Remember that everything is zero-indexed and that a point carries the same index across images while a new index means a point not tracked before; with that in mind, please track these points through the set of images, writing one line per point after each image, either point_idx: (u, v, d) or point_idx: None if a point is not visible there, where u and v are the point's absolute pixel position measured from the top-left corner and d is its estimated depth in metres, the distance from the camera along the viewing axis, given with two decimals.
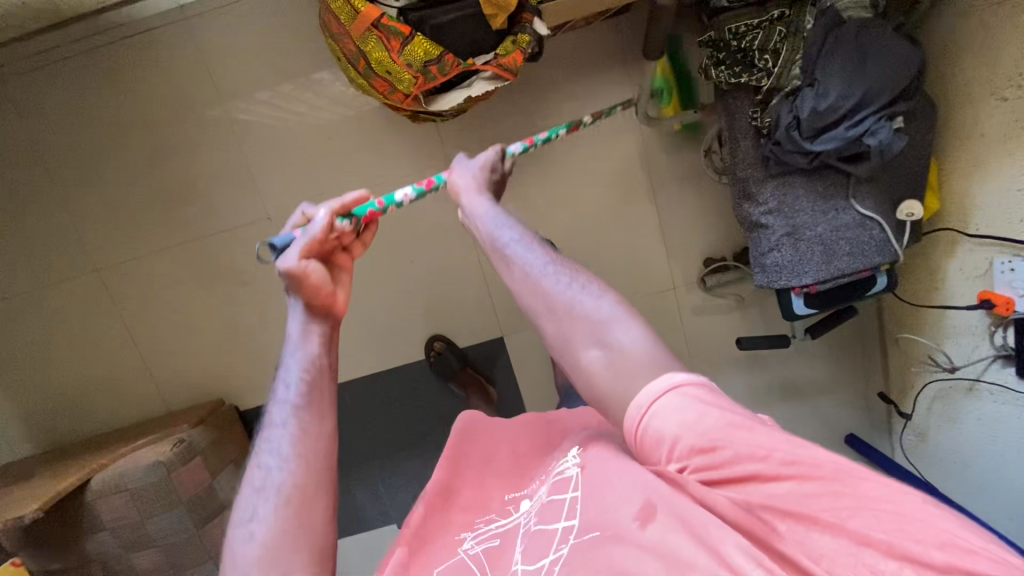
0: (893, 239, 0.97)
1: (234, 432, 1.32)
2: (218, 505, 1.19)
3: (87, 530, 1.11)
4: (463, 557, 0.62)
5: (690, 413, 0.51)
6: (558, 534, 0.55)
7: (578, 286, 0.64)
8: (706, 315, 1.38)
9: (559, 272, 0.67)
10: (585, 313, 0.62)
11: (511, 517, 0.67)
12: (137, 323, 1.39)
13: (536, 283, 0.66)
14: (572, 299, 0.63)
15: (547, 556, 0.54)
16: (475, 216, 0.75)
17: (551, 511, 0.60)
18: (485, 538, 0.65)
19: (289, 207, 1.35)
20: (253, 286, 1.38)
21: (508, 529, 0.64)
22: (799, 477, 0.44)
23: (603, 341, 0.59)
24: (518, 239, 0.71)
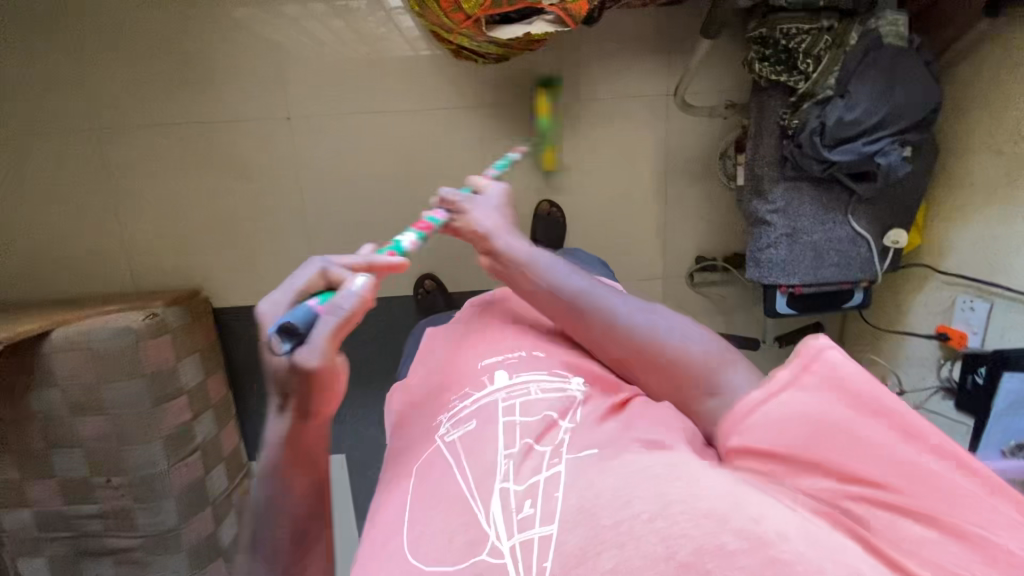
0: (877, 260, 1.06)
1: (207, 324, 1.29)
2: (176, 388, 1.16)
3: (36, 384, 1.06)
4: (441, 443, 0.70)
5: (779, 407, 0.51)
6: (551, 453, 0.62)
7: (686, 334, 0.74)
8: (688, 308, 1.45)
9: (654, 310, 0.78)
10: (697, 357, 0.71)
11: (484, 391, 0.75)
12: (125, 197, 1.34)
13: (652, 331, 0.75)
14: (662, 338, 0.74)
15: (540, 473, 0.59)
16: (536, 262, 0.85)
17: (540, 424, 0.67)
18: (460, 421, 0.72)
19: (309, 113, 1.32)
20: (255, 186, 1.35)
21: (480, 410, 0.72)
22: (890, 456, 0.44)
23: (716, 387, 0.69)
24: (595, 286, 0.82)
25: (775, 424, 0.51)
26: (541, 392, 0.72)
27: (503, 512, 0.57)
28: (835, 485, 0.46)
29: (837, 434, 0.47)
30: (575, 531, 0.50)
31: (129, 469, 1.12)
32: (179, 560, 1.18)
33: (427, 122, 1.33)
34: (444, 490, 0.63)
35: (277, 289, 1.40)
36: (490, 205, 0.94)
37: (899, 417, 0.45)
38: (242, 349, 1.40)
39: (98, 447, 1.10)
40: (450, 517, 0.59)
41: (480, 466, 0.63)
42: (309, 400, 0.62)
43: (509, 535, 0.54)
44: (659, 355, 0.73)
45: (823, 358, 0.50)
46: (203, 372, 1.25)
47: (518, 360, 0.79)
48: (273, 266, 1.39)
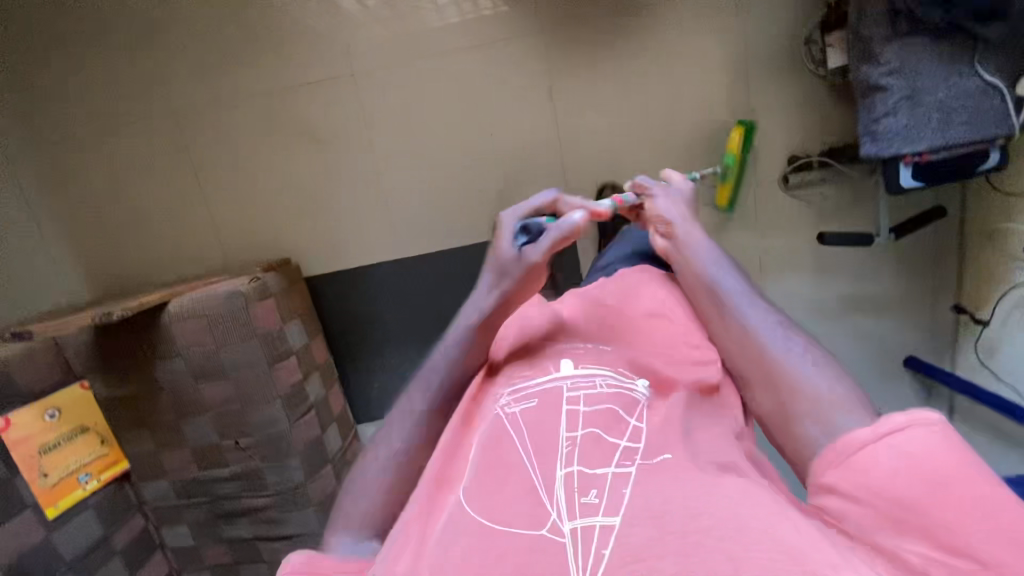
0: (1014, 112, 0.94)
1: (301, 290, 1.31)
2: (286, 348, 1.18)
3: (159, 355, 1.10)
4: (500, 415, 0.59)
5: (880, 459, 0.45)
6: (619, 451, 0.55)
7: (814, 364, 0.58)
8: (784, 216, 1.35)
9: (781, 333, 0.62)
10: (809, 392, 0.56)
11: (551, 376, 0.62)
12: (208, 177, 1.38)
13: (768, 355, 0.60)
14: (778, 356, 0.60)
15: (609, 466, 0.53)
16: (697, 254, 0.72)
17: (608, 414, 0.58)
18: (522, 397, 0.61)
19: (371, 64, 1.32)
20: (326, 147, 1.36)
21: (547, 393, 0.60)
22: (990, 534, 0.39)
23: (827, 424, 0.53)
24: (743, 295, 0.67)
25: (870, 466, 0.45)
26: (611, 384, 0.61)
27: (566, 494, 0.51)
28: (935, 552, 0.40)
29: (951, 495, 0.41)
30: (641, 528, 0.46)
31: (254, 430, 1.16)
32: (309, 515, 1.22)
33: (487, 56, 1.30)
34: (500, 466, 0.55)
35: (360, 250, 1.41)
36: (677, 195, 0.81)
37: (1003, 508, 0.40)
38: (333, 314, 1.42)
39: (223, 410, 1.14)
40: (509, 488, 0.53)
41: (541, 447, 0.56)
42: (520, 290, 0.75)
43: (572, 516, 0.49)
44: (771, 381, 0.59)
45: (908, 427, 0.45)
46: (306, 335, 1.27)
47: (584, 348, 0.67)
48: (355, 226, 1.40)
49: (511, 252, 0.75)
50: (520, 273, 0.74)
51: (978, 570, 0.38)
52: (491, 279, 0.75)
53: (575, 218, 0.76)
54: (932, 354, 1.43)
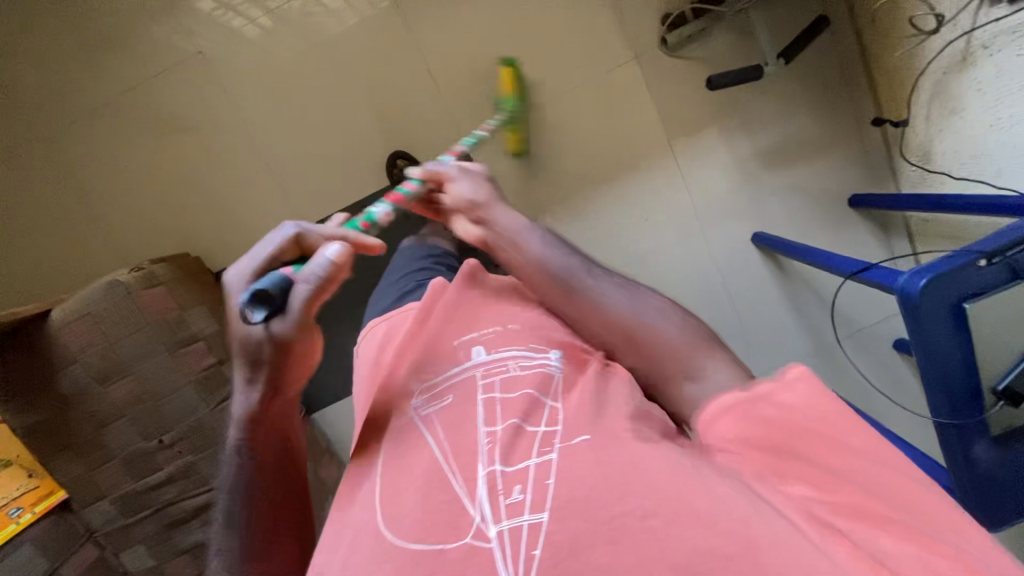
0: None
1: (204, 279, 1.27)
2: (189, 333, 1.13)
3: (58, 367, 1.07)
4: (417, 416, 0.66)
5: (767, 407, 0.53)
6: (538, 439, 0.59)
7: (664, 317, 0.70)
8: (675, 79, 1.30)
9: (643, 304, 0.72)
10: (673, 348, 0.67)
11: (464, 365, 0.69)
12: (89, 194, 1.34)
13: (627, 317, 0.71)
14: (641, 320, 0.70)
15: (531, 458, 0.57)
16: (541, 246, 0.78)
17: (519, 401, 0.63)
18: (437, 394, 0.68)
19: (225, 42, 1.31)
20: (202, 134, 1.34)
21: (461, 386, 0.67)
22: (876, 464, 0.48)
23: (695, 376, 0.65)
24: (580, 266, 0.77)
25: (754, 431, 0.53)
26: (523, 363, 0.67)
27: (491, 496, 0.55)
28: (813, 494, 0.48)
29: (841, 433, 0.50)
30: (566, 523, 0.50)
31: (176, 422, 1.11)
32: None
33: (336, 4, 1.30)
34: (434, 476, 0.58)
35: (264, 228, 1.37)
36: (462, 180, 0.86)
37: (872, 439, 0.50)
38: None
39: (137, 410, 1.10)
40: (435, 492, 0.57)
41: (462, 444, 0.60)
42: (283, 373, 0.68)
43: (498, 520, 0.53)
44: (636, 346, 0.69)
45: (796, 380, 0.54)
46: (217, 321, 1.22)
47: (495, 334, 0.72)
48: (252, 208, 1.37)
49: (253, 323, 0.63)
50: (267, 349, 0.64)
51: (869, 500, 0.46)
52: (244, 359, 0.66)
53: (325, 256, 0.61)
54: (876, 185, 1.33)
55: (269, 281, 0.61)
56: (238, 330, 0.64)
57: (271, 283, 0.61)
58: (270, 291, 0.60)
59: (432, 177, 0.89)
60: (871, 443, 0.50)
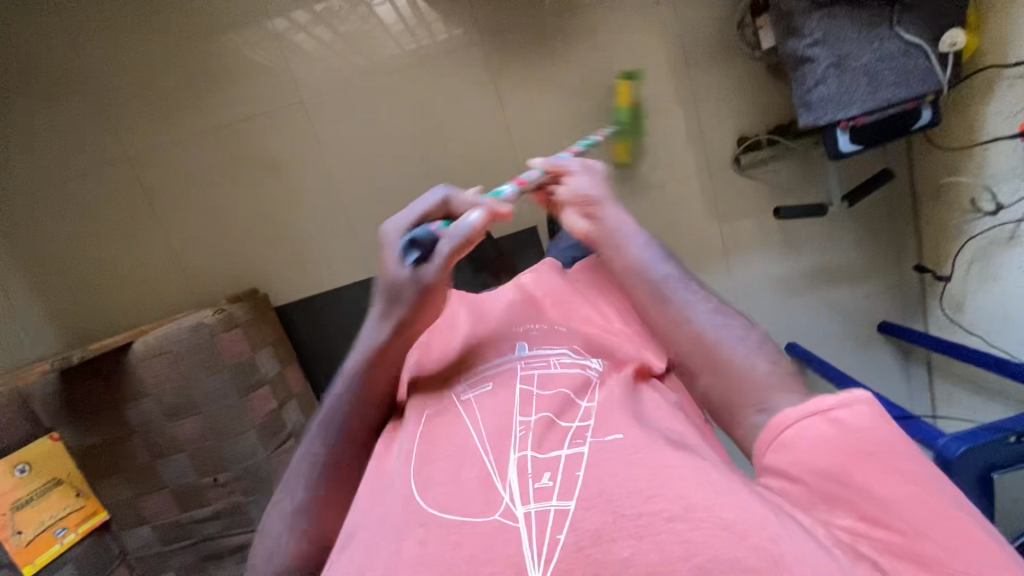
0: (939, 69, 0.98)
1: (270, 317, 1.31)
2: (258, 378, 1.17)
3: (129, 397, 1.10)
4: (458, 402, 0.65)
5: (817, 429, 0.48)
6: (570, 432, 0.58)
7: (755, 344, 0.62)
8: (739, 197, 1.39)
9: (714, 307, 0.67)
10: (757, 373, 0.59)
11: (506, 358, 0.70)
12: (166, 215, 1.38)
13: (713, 341, 0.63)
14: (717, 337, 0.64)
15: (561, 448, 0.56)
16: (629, 245, 0.75)
17: (555, 394, 0.63)
18: (478, 383, 0.67)
19: (320, 91, 1.34)
20: (285, 175, 1.37)
21: (501, 373, 0.67)
22: (916, 490, 0.44)
23: (767, 407, 0.56)
24: (672, 276, 0.71)
25: (808, 454, 0.48)
26: (562, 364, 0.67)
27: (519, 479, 0.53)
28: (857, 527, 0.45)
29: (873, 463, 0.46)
30: (594, 514, 0.48)
31: (232, 463, 1.14)
32: None
33: (435, 72, 1.33)
34: (459, 456, 0.58)
35: (330, 273, 1.42)
36: (587, 179, 0.85)
37: (910, 469, 0.45)
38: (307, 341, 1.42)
39: (198, 447, 1.13)
40: (467, 469, 0.56)
41: (497, 427, 0.60)
42: (415, 313, 0.70)
43: (524, 502, 0.51)
44: (716, 368, 0.62)
45: (849, 404, 0.49)
46: (280, 364, 1.26)
47: (538, 331, 0.74)
48: (321, 250, 1.41)
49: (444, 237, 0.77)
50: (410, 298, 0.69)
51: (898, 529, 0.43)
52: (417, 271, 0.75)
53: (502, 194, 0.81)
54: (905, 316, 1.44)
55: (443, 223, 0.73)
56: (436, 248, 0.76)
57: (422, 231, 0.69)
58: (424, 238, 0.69)
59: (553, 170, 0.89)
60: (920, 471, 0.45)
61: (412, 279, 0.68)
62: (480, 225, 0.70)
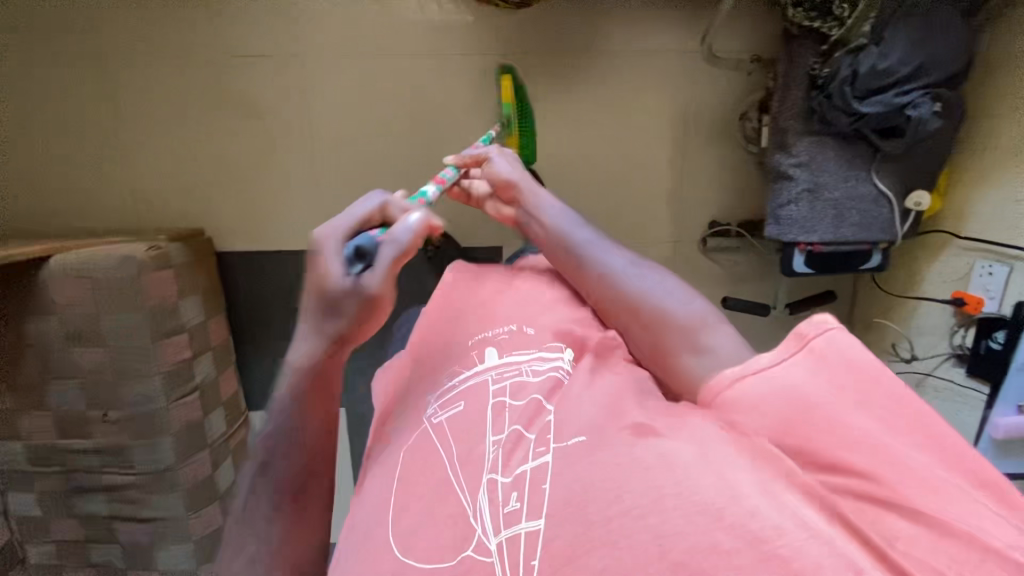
0: (898, 221, 1.05)
1: (208, 264, 1.26)
2: (177, 324, 1.13)
3: (32, 312, 1.03)
4: (430, 425, 0.68)
5: (761, 391, 0.56)
6: (534, 443, 0.60)
7: (670, 294, 0.73)
8: (697, 276, 1.42)
9: (642, 267, 0.79)
10: (681, 319, 0.70)
11: (475, 371, 0.72)
12: (126, 129, 1.30)
13: (640, 298, 0.74)
14: (659, 299, 0.72)
15: (528, 461, 0.59)
16: (542, 212, 0.89)
17: (514, 408, 0.65)
18: (450, 403, 0.70)
19: (323, 52, 1.29)
20: (264, 126, 1.32)
21: (469, 393, 0.69)
22: (869, 443, 0.49)
23: (700, 347, 0.67)
24: (598, 241, 0.83)
25: (763, 413, 0.55)
26: (528, 371, 0.70)
27: (489, 505, 0.57)
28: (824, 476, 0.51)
29: (819, 415, 0.52)
30: (563, 532, 0.51)
31: (128, 403, 1.10)
32: (175, 499, 1.18)
33: (442, 71, 1.31)
34: (434, 475, 0.62)
35: (283, 235, 1.39)
36: (507, 164, 0.97)
37: (861, 401, 0.52)
38: (246, 294, 1.40)
39: (95, 379, 1.08)
40: (441, 505, 0.59)
41: (466, 452, 0.63)
42: (359, 327, 0.66)
43: (496, 530, 0.54)
44: (650, 321, 0.72)
45: (795, 356, 0.56)
46: (204, 313, 1.22)
47: (508, 336, 0.76)
48: (281, 210, 1.38)
49: (344, 283, 0.61)
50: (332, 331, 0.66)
51: (845, 467, 0.49)
52: (315, 324, 0.66)
53: (412, 222, 0.65)
54: None
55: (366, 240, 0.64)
56: (320, 281, 0.61)
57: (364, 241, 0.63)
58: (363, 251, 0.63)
59: (468, 162, 1.00)
60: (875, 398, 0.52)
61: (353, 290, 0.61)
62: (419, 229, 0.66)
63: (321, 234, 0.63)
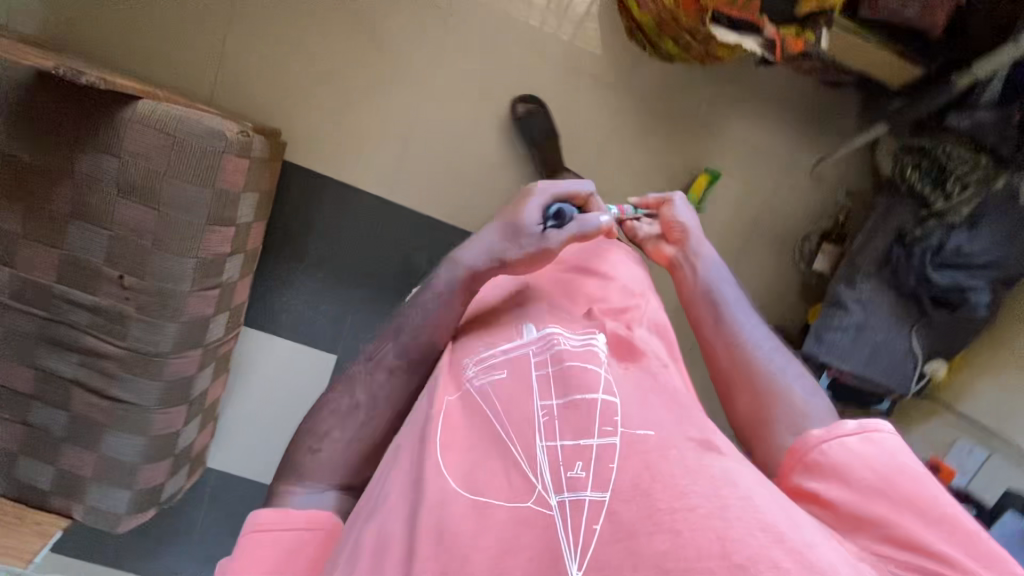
0: (915, 380, 1.15)
1: (275, 167, 1.20)
2: (230, 216, 1.05)
3: (97, 146, 0.96)
4: (473, 389, 0.73)
5: (830, 456, 0.64)
6: (593, 415, 0.67)
7: (788, 367, 0.79)
8: None
9: (758, 323, 0.86)
10: (797, 400, 0.75)
11: (516, 344, 0.77)
12: (247, 3, 1.24)
13: (766, 366, 0.79)
14: (776, 375, 0.78)
15: (592, 438, 0.65)
16: (700, 263, 0.93)
17: (557, 375, 0.72)
18: (486, 369, 0.75)
19: (470, 18, 1.30)
20: (383, 59, 1.30)
21: (512, 363, 0.75)
22: (918, 519, 0.58)
23: (800, 430, 0.71)
24: (740, 303, 0.89)
25: (832, 485, 0.62)
26: (571, 344, 0.77)
27: (552, 468, 0.63)
28: (878, 543, 0.58)
29: (880, 488, 0.60)
30: (631, 506, 0.58)
31: (148, 274, 1.02)
32: (150, 388, 1.08)
33: (569, 84, 1.34)
34: (490, 441, 0.67)
35: (352, 168, 1.35)
36: (684, 208, 1.00)
37: (903, 481, 0.61)
38: (292, 212, 1.35)
39: (127, 239, 1.00)
40: (494, 463, 0.65)
41: (522, 417, 0.68)
42: (525, 263, 0.84)
43: (557, 492, 0.61)
44: (763, 386, 0.77)
45: (850, 434, 0.65)
46: (254, 214, 1.15)
47: (540, 320, 0.81)
48: (362, 144, 1.34)
49: (535, 229, 0.84)
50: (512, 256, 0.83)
51: (898, 534, 0.57)
52: (501, 241, 0.84)
53: (603, 220, 0.86)
54: None
55: (566, 210, 0.87)
56: (519, 218, 0.84)
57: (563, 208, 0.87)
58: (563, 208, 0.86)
59: (651, 207, 1.05)
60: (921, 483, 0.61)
61: (538, 240, 0.83)
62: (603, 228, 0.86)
63: (540, 188, 0.89)
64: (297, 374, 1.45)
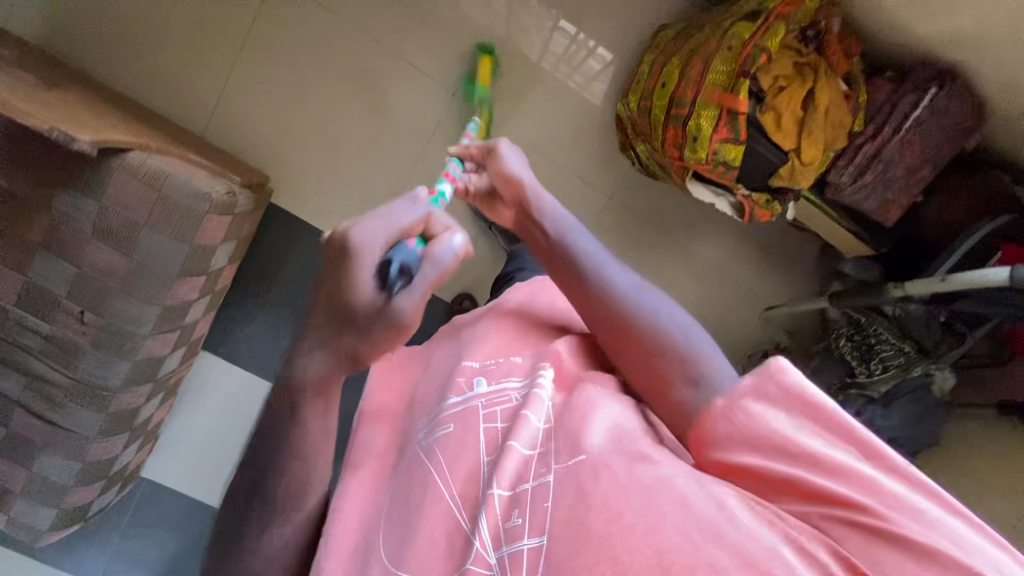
0: None
1: (257, 216, 1.22)
2: (205, 266, 1.08)
3: (79, 187, 0.96)
4: (423, 448, 0.68)
5: (749, 415, 0.53)
6: (535, 464, 0.60)
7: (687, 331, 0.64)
8: None
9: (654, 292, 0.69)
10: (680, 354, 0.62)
11: (468, 392, 0.69)
12: (257, 50, 1.26)
13: (651, 328, 0.65)
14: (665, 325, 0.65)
15: (529, 482, 0.59)
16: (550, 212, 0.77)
17: (506, 429, 0.65)
18: (439, 424, 0.68)
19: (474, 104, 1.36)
20: (383, 126, 1.34)
21: (459, 415, 0.67)
22: (865, 481, 0.46)
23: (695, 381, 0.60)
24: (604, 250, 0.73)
25: (759, 448, 0.52)
26: (518, 392, 0.68)
27: (490, 524, 0.57)
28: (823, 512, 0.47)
29: (815, 453, 0.49)
30: (560, 542, 0.51)
31: (110, 314, 1.03)
32: (93, 418, 1.09)
33: (557, 181, 1.40)
34: (432, 504, 0.62)
35: (334, 221, 1.38)
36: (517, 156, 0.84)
37: (848, 442, 0.49)
38: (266, 253, 1.36)
39: (94, 278, 1.01)
40: (434, 524, 0.61)
41: (462, 478, 0.63)
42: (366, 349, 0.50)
43: (497, 547, 0.56)
44: (654, 344, 0.64)
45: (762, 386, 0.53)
46: (228, 260, 1.17)
47: (496, 362, 0.72)
48: (348, 200, 1.37)
49: (367, 301, 0.48)
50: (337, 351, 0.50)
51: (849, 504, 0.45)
52: (321, 336, 0.51)
53: (455, 243, 0.51)
54: None
55: (396, 258, 0.49)
56: (340, 291, 0.48)
57: (392, 261, 0.49)
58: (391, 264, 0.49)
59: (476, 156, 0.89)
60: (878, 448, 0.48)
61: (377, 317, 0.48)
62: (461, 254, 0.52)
63: (360, 240, 0.48)
64: (241, 411, 1.45)
